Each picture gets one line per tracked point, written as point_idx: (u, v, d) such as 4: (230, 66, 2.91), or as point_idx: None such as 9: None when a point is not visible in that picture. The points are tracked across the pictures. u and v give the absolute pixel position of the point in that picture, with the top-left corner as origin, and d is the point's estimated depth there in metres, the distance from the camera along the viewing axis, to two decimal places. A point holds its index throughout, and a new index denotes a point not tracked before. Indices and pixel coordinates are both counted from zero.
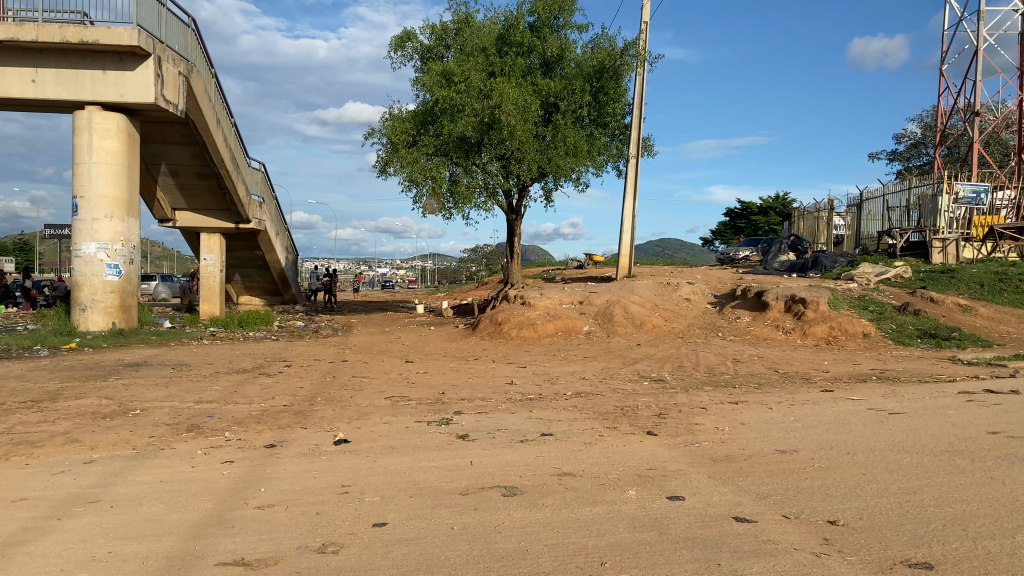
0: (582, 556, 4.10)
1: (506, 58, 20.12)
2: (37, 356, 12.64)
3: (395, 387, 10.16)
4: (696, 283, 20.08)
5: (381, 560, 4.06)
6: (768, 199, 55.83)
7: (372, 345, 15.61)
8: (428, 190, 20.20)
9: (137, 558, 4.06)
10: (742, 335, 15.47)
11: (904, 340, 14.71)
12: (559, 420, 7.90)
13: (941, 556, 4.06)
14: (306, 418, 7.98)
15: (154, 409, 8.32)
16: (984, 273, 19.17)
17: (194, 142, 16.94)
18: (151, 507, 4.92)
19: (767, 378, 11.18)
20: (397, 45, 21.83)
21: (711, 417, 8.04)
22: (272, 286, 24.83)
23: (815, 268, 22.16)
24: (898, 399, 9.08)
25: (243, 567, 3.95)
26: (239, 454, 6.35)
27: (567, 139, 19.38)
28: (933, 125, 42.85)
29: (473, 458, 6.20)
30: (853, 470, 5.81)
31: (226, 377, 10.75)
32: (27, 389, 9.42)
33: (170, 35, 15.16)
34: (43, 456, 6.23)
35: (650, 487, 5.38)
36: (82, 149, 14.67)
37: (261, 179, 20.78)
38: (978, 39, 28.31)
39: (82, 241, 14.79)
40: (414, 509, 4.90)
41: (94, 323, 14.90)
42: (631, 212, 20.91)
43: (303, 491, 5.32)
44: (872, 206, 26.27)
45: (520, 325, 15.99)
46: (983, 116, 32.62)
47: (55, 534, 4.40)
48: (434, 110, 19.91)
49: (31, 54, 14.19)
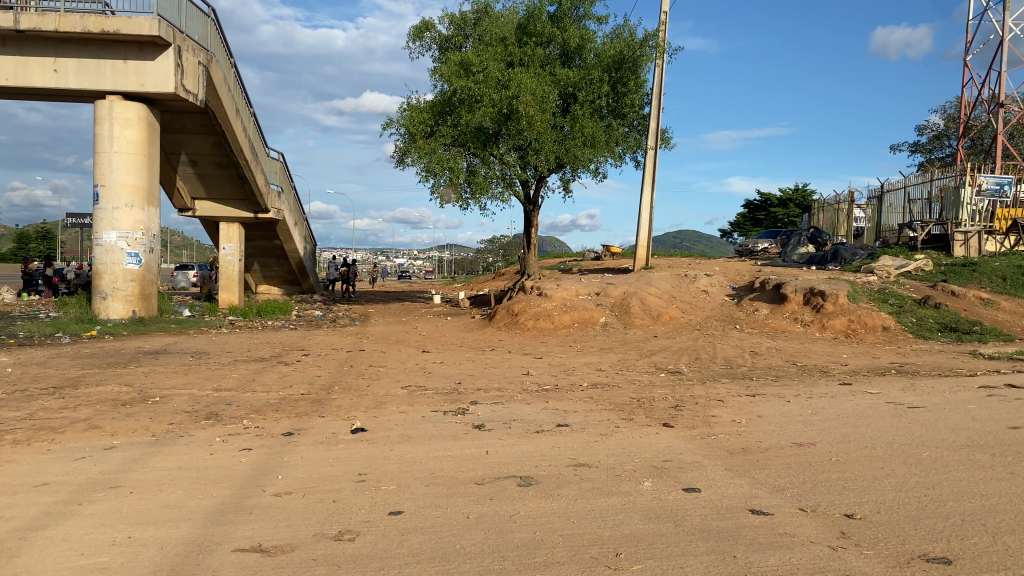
0: (597, 547, 4.10)
1: (525, 49, 20.01)
2: (59, 343, 12.83)
3: (412, 376, 10.24)
4: (715, 275, 19.98)
5: (398, 547, 4.09)
6: (788, 191, 55.17)
7: (389, 334, 15.72)
8: (445, 181, 20.16)
9: (155, 544, 4.12)
10: (760, 327, 15.34)
11: (924, 333, 14.52)
12: (574, 411, 7.89)
13: (960, 551, 4.02)
14: (323, 406, 8.05)
15: (174, 396, 8.42)
16: (1007, 267, 18.90)
17: (214, 132, 17.07)
18: (170, 493, 4.99)
19: (785, 370, 11.13)
20: (416, 35, 21.84)
21: (728, 409, 7.99)
22: (289, 277, 24.97)
23: (835, 260, 21.95)
24: (917, 393, 9.00)
25: (261, 554, 4.00)
26: (257, 442, 6.42)
27: (585, 129, 19.25)
28: (956, 116, 42.23)
29: (490, 448, 6.23)
30: (872, 464, 5.77)
31: (244, 365, 10.85)
32: (48, 376, 9.57)
33: (191, 24, 15.25)
34: (64, 442, 6.34)
35: (666, 479, 5.37)
36: (103, 138, 14.82)
37: (280, 169, 20.89)
38: (1003, 29, 27.91)
39: (103, 229, 14.96)
40: (430, 498, 4.93)
41: (115, 310, 15.08)
42: (649, 203, 20.76)
43: (320, 478, 5.37)
44: (893, 198, 25.92)
45: (536, 316, 15.97)
46: (1009, 108, 32.08)
47: (75, 519, 4.48)
48: (451, 101, 19.90)
49: (53, 44, 14.33)
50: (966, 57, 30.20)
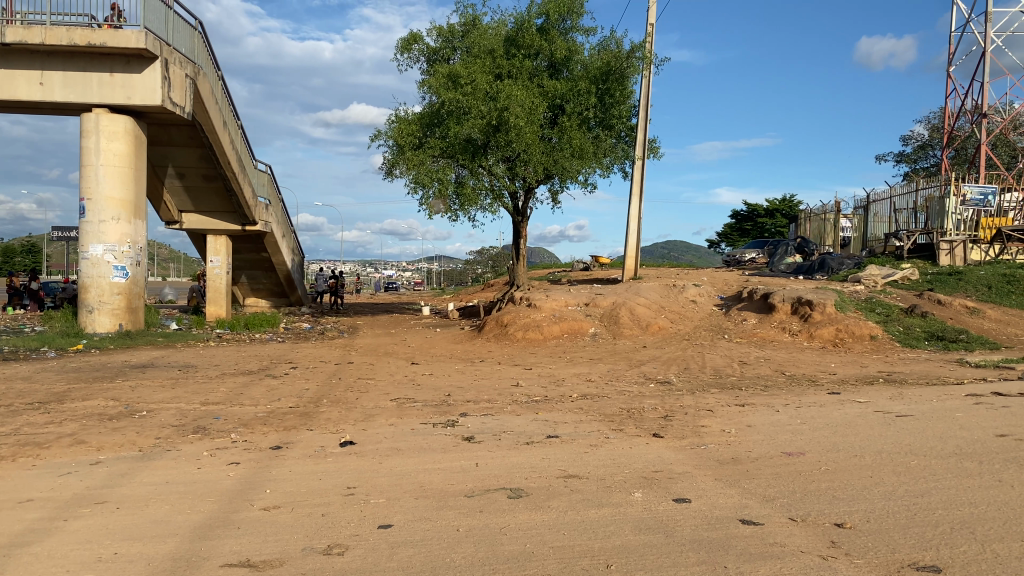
0: (588, 558, 4.08)
1: (513, 61, 20.14)
2: (44, 357, 12.73)
3: (401, 389, 10.16)
4: (702, 284, 20.06)
5: (387, 561, 4.05)
6: (774, 201, 55.70)
7: (377, 346, 15.66)
8: (434, 192, 20.20)
9: (142, 560, 4.06)
10: (748, 337, 15.41)
11: (912, 342, 14.61)
12: (565, 422, 7.88)
13: (949, 559, 4.03)
14: (312, 420, 7.98)
15: (161, 410, 8.33)
16: (992, 276, 19.06)
17: (201, 144, 17.02)
18: (157, 508, 4.93)
19: (774, 380, 11.15)
20: (404, 48, 21.89)
21: (717, 419, 8.00)
22: (277, 288, 24.86)
23: (822, 270, 22.14)
24: (905, 402, 9.03)
25: (249, 569, 3.95)
26: (245, 456, 6.36)
27: (573, 140, 19.33)
28: (940, 127, 42.84)
29: (479, 460, 6.19)
30: (860, 473, 5.78)
31: (232, 379, 10.78)
32: (33, 391, 9.45)
33: (177, 37, 15.22)
34: (49, 458, 6.25)
35: (657, 490, 5.36)
36: (89, 151, 14.74)
37: (268, 182, 20.83)
38: (986, 40, 28.31)
39: (89, 243, 14.85)
40: (420, 511, 4.90)
41: (101, 324, 14.94)
42: (637, 213, 20.85)
43: (309, 492, 5.32)
44: (878, 207, 26.19)
45: (525, 327, 15.99)
46: (992, 118, 32.44)
47: (60, 535, 4.41)
48: (440, 113, 19.93)
49: (39, 57, 14.27)
50: (949, 67, 30.52)
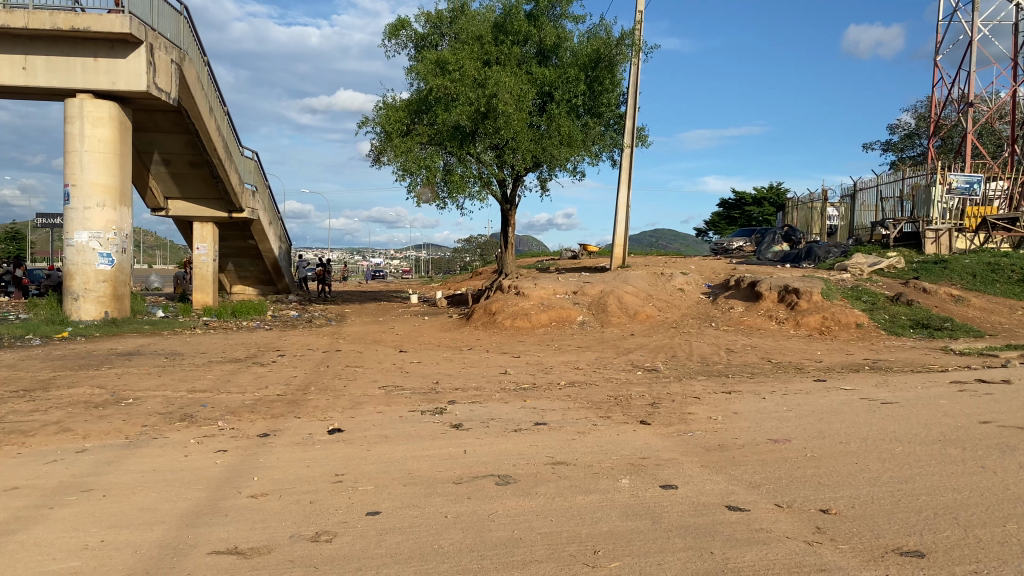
0: (575, 544, 4.11)
1: (502, 47, 19.98)
2: (29, 344, 12.61)
3: (389, 376, 10.16)
4: (690, 273, 20.07)
5: (375, 548, 4.06)
6: (762, 190, 55.92)
7: (365, 334, 15.62)
8: (421, 179, 20.09)
9: (128, 548, 4.04)
10: (735, 325, 15.50)
11: (897, 329, 14.76)
12: (552, 409, 7.90)
13: (932, 544, 4.09)
14: (299, 408, 7.96)
15: (147, 398, 8.28)
16: (977, 264, 19.23)
17: (187, 130, 16.84)
18: (144, 496, 4.90)
19: (760, 367, 11.23)
20: (391, 33, 21.68)
21: (704, 407, 8.05)
22: (264, 276, 24.70)
23: (809, 258, 22.23)
24: (890, 389, 9.11)
25: (237, 556, 3.94)
26: (232, 443, 6.34)
27: (562, 128, 19.30)
28: (926, 116, 43.08)
29: (467, 447, 6.21)
30: (845, 459, 5.84)
31: (218, 366, 10.72)
32: (17, 378, 9.36)
33: (162, 22, 15.01)
34: (35, 446, 6.20)
35: (643, 476, 5.40)
36: (73, 136, 14.55)
37: (254, 168, 20.61)
38: (972, 29, 28.47)
39: (74, 229, 14.68)
40: (408, 498, 4.90)
41: (87, 312, 14.81)
42: (625, 202, 20.86)
43: (297, 480, 5.31)
44: (865, 196, 26.40)
45: (514, 315, 15.99)
46: (979, 108, 32.65)
47: (45, 524, 4.38)
48: (428, 99, 19.79)
49: (22, 41, 14.05)
50: (936, 56, 30.60)
